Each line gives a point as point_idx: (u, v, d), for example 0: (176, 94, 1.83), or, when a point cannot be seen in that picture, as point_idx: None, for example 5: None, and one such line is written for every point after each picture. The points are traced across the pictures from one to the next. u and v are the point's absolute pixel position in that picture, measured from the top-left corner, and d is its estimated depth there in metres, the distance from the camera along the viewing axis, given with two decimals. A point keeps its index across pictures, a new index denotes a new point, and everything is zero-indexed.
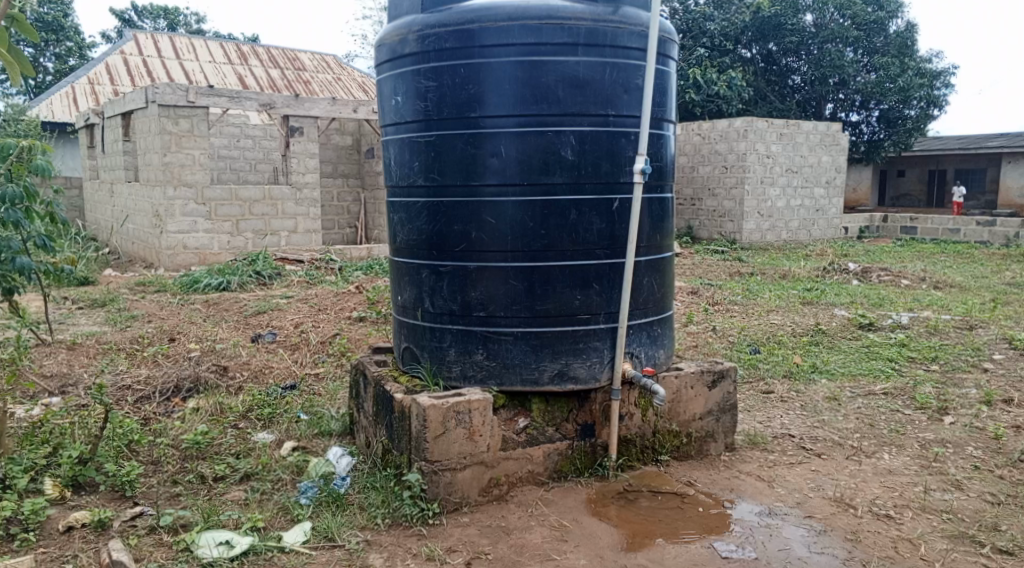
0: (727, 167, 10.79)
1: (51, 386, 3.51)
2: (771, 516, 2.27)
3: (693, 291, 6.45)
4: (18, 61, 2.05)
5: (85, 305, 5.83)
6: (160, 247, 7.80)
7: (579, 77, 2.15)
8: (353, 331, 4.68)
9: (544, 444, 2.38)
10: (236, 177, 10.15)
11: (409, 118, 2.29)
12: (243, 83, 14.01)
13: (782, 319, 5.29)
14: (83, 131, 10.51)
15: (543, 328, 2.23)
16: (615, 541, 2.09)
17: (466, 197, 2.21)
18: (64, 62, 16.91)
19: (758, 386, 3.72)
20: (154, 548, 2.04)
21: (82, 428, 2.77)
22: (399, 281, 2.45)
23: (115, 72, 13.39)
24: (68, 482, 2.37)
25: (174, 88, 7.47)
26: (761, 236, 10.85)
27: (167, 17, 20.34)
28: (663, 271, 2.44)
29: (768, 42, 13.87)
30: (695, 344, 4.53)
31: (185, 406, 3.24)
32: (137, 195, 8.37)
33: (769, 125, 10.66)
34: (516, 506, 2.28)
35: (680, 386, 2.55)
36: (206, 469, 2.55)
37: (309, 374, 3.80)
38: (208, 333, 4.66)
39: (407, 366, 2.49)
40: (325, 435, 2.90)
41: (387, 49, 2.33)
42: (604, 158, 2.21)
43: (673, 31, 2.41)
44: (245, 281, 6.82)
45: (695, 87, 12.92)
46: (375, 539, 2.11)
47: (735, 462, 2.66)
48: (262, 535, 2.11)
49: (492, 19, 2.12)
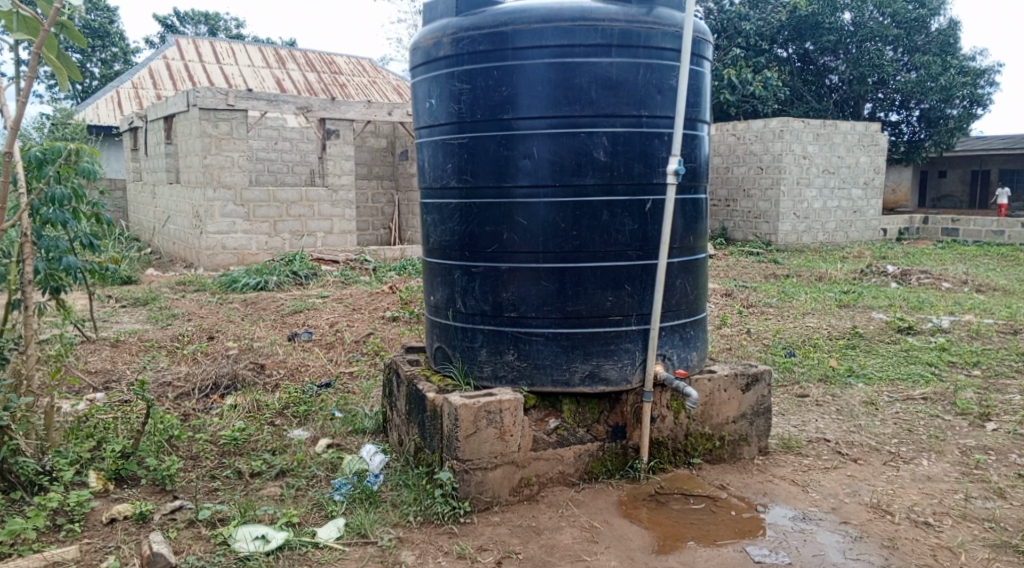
0: (762, 168, 10.66)
1: (95, 382, 3.62)
2: (805, 520, 2.24)
3: (727, 293, 6.39)
4: (67, 67, 2.14)
5: (128, 304, 5.98)
6: (199, 247, 7.97)
7: (611, 78, 2.16)
8: (387, 331, 4.73)
9: (574, 445, 2.38)
10: (273, 179, 10.34)
11: (442, 120, 2.31)
12: (280, 87, 14.25)
13: (818, 321, 5.22)
14: (128, 134, 10.78)
15: (574, 329, 2.24)
16: (645, 544, 2.09)
17: (498, 199, 2.23)
18: (110, 67, 17.37)
19: (793, 389, 3.67)
20: (193, 541, 2.09)
21: (124, 424, 2.85)
22: (432, 281, 2.48)
23: (157, 77, 13.70)
24: (111, 475, 2.44)
25: (214, 91, 7.62)
26: (797, 237, 10.69)
27: (207, 23, 20.79)
28: (696, 272, 2.43)
29: (805, 41, 13.69)
30: (728, 346, 4.49)
31: (223, 403, 3.31)
32: (178, 197, 8.56)
33: (806, 125, 10.50)
34: (547, 506, 2.29)
35: (712, 388, 2.53)
36: (243, 465, 2.60)
37: (344, 373, 3.85)
38: (246, 332, 4.75)
39: (439, 365, 2.51)
40: (358, 432, 2.94)
41: (422, 52, 2.36)
42: (637, 159, 2.21)
43: (707, 32, 2.40)
44: (282, 281, 6.94)
45: (730, 88, 12.81)
46: (407, 536, 2.13)
47: (769, 466, 2.63)
48: (297, 530, 2.15)
49: (526, 21, 2.13)
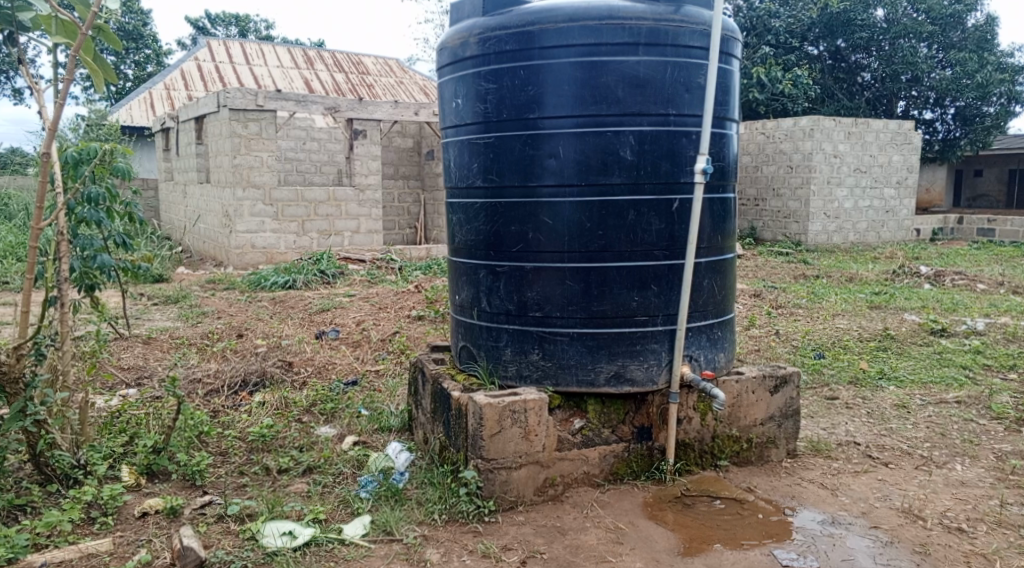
0: (792, 167, 10.53)
1: (128, 378, 3.69)
2: (834, 525, 2.21)
3: (756, 293, 6.31)
4: (103, 69, 2.19)
5: (159, 302, 6.09)
6: (229, 247, 8.08)
7: (638, 77, 2.14)
8: (412, 330, 4.75)
9: (599, 446, 2.37)
10: (302, 179, 10.47)
11: (468, 120, 2.32)
12: (309, 87, 14.39)
13: (849, 323, 5.14)
14: (160, 134, 10.97)
15: (599, 330, 2.23)
16: (671, 545, 2.08)
17: (523, 198, 2.23)
18: (143, 69, 17.71)
19: (822, 392, 3.62)
20: (222, 536, 2.12)
21: (156, 419, 2.89)
22: (457, 281, 2.49)
23: (189, 78, 13.91)
24: (143, 470, 2.48)
25: (244, 93, 7.71)
26: (827, 238, 10.54)
27: (238, 25, 21.09)
28: (724, 272, 2.41)
29: (836, 38, 13.46)
30: (756, 348, 4.44)
31: (252, 400, 3.35)
32: (208, 196, 8.69)
33: (836, 124, 10.34)
34: (572, 506, 2.28)
35: (740, 390, 2.51)
36: (271, 462, 2.63)
37: (370, 371, 3.89)
38: (274, 330, 4.81)
39: (464, 364, 2.51)
40: (384, 430, 2.96)
41: (449, 53, 2.37)
42: (664, 158, 2.19)
43: (736, 30, 2.38)
44: (310, 280, 7.00)
45: (759, 86, 12.67)
46: (432, 534, 2.14)
47: (797, 469, 2.60)
48: (324, 527, 2.17)
49: (552, 20, 2.13)
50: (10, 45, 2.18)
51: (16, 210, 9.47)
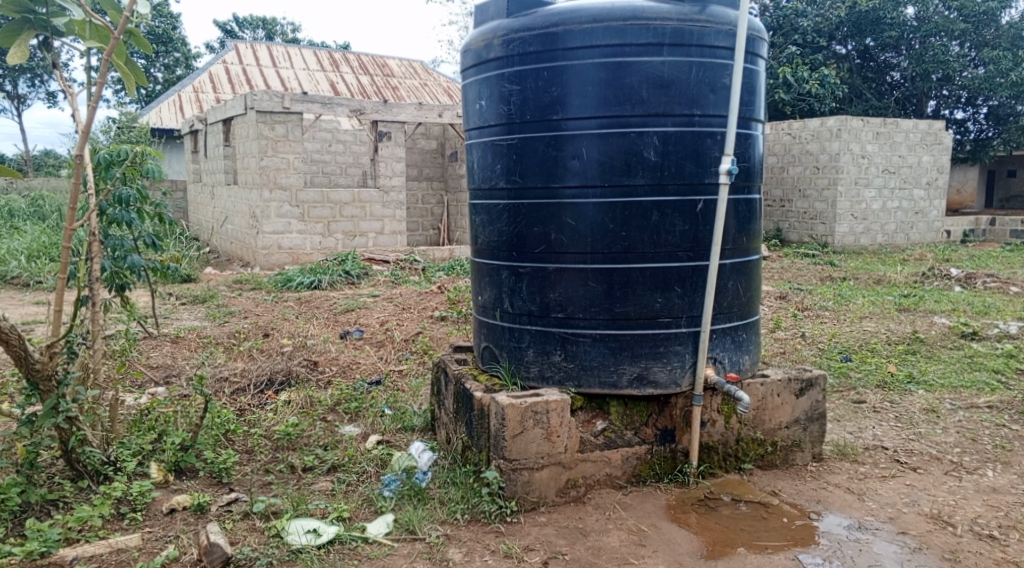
0: (819, 168, 10.40)
1: (156, 376, 3.75)
2: (860, 530, 2.18)
3: (782, 296, 6.25)
4: (134, 73, 2.24)
5: (187, 301, 6.18)
6: (256, 247, 8.17)
7: (663, 77, 2.13)
8: (435, 331, 4.76)
9: (622, 447, 2.37)
10: (327, 180, 10.57)
11: (492, 121, 2.33)
12: (334, 90, 14.52)
13: (876, 326, 5.06)
14: (188, 137, 11.13)
15: (622, 331, 2.22)
16: (694, 548, 2.07)
17: (546, 200, 2.23)
18: (172, 72, 18.04)
19: (849, 395, 3.58)
20: (248, 533, 2.15)
21: (184, 416, 2.93)
22: (480, 281, 2.49)
23: (217, 81, 14.10)
24: (171, 467, 2.52)
25: (270, 95, 7.80)
26: (855, 240, 10.40)
27: (264, 28, 21.31)
28: (750, 274, 2.39)
29: (865, 37, 13.26)
30: (781, 350, 4.39)
31: (278, 399, 3.39)
32: (235, 198, 8.80)
33: (865, 124, 10.18)
34: (594, 508, 2.28)
35: (765, 393, 2.49)
36: (296, 460, 2.66)
37: (394, 371, 3.91)
38: (300, 330, 4.86)
39: (486, 365, 2.52)
40: (407, 430, 2.98)
41: (472, 54, 2.38)
42: (689, 159, 2.18)
43: (762, 29, 2.36)
44: (334, 280, 7.07)
45: (785, 86, 12.56)
46: (454, 533, 2.15)
47: (823, 473, 2.57)
48: (347, 525, 2.19)
49: (576, 22, 2.13)
50: (43, 50, 2.22)
51: (50, 211, 9.67)
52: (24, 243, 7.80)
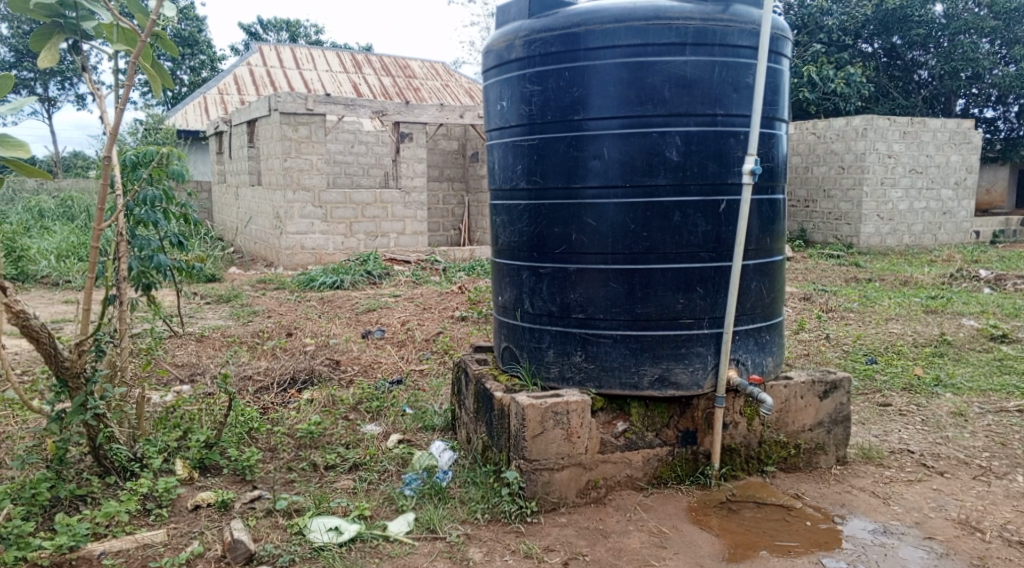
0: (844, 168, 10.27)
1: (181, 374, 3.81)
2: (886, 534, 2.15)
3: (806, 297, 6.18)
4: (160, 75, 2.27)
5: (212, 301, 6.25)
6: (280, 247, 8.25)
7: (685, 77, 2.12)
8: (456, 331, 4.78)
9: (643, 449, 2.36)
10: (350, 181, 10.64)
11: (513, 122, 2.33)
12: (357, 91, 14.62)
13: (903, 328, 4.99)
14: (214, 138, 11.26)
15: (644, 332, 2.21)
16: (715, 551, 2.05)
17: (567, 200, 2.23)
18: (198, 74, 18.29)
19: (875, 398, 3.53)
20: (271, 530, 2.17)
21: (208, 415, 2.97)
22: (500, 282, 2.50)
23: (241, 83, 14.25)
24: (196, 464, 2.55)
25: (294, 96, 7.87)
26: (880, 240, 10.26)
27: (288, 30, 21.52)
28: (773, 276, 2.37)
29: (892, 35, 13.08)
30: (805, 352, 4.34)
31: (301, 397, 3.42)
32: (260, 199, 8.89)
33: (891, 123, 10.04)
34: (615, 510, 2.27)
35: (788, 395, 2.46)
36: (318, 458, 2.68)
37: (414, 370, 3.92)
38: (323, 329, 4.90)
39: (506, 365, 2.52)
40: (428, 429, 2.99)
41: (494, 55, 2.38)
42: (711, 159, 2.17)
43: (786, 29, 2.34)
44: (357, 280, 7.12)
45: (810, 85, 12.43)
46: (474, 533, 2.15)
47: (847, 477, 2.53)
48: (369, 523, 2.20)
49: (598, 22, 2.12)
50: (74, 53, 2.26)
51: (78, 211, 9.84)
52: (54, 244, 7.94)
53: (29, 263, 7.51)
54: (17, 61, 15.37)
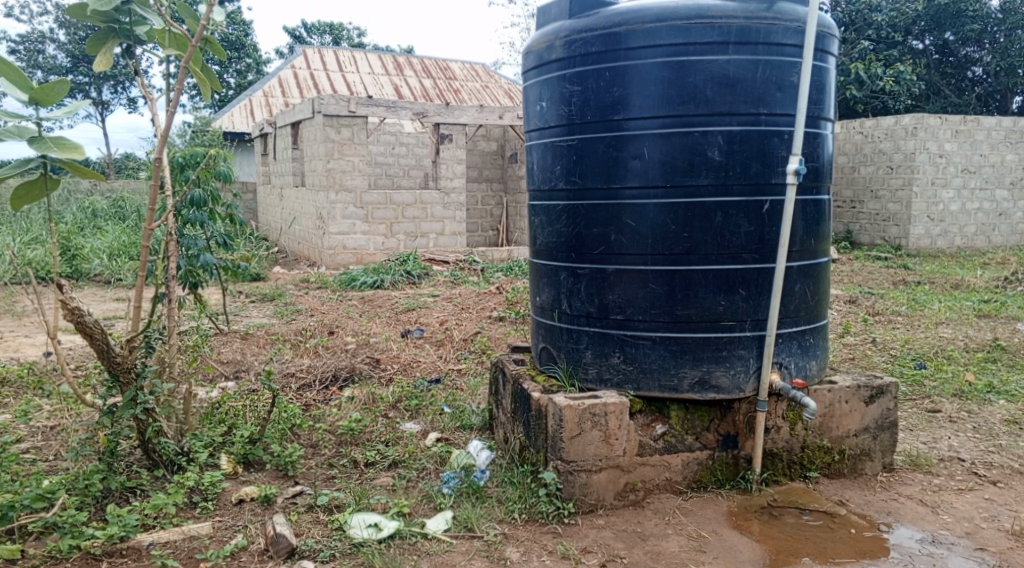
0: (892, 167, 10.02)
1: (227, 371, 3.90)
2: (934, 544, 2.09)
3: (851, 300, 6.05)
4: (208, 79, 2.33)
5: (257, 299, 6.39)
6: (322, 247, 8.37)
7: (728, 76, 2.10)
8: (494, 331, 4.79)
9: (682, 453, 2.33)
10: (391, 182, 10.75)
11: (553, 122, 2.33)
12: (398, 92, 14.77)
13: (953, 332, 4.85)
14: (259, 139, 11.48)
15: (683, 334, 2.19)
16: (756, 556, 2.02)
17: (605, 201, 2.22)
18: (244, 78, 18.71)
19: (923, 404, 3.43)
20: (312, 525, 2.20)
21: (252, 411, 3.04)
22: (538, 282, 2.50)
23: (285, 85, 14.50)
24: (240, 458, 2.62)
25: (337, 99, 7.98)
26: (930, 242, 9.97)
27: (331, 33, 21.83)
28: (818, 277, 2.32)
29: (944, 31, 12.69)
30: (850, 356, 4.25)
31: (341, 395, 3.47)
32: (303, 199, 9.04)
33: (943, 122, 9.76)
34: (653, 513, 2.25)
35: (833, 400, 2.41)
36: (358, 455, 2.72)
37: (452, 370, 3.95)
38: (364, 328, 4.96)
39: (544, 366, 2.52)
40: (466, 428, 3.00)
41: (534, 56, 2.38)
42: (755, 158, 2.14)
43: (833, 26, 2.29)
44: (397, 280, 7.19)
45: (857, 83, 12.16)
46: (512, 533, 2.16)
47: (894, 484, 2.47)
48: (407, 520, 2.22)
49: (639, 21, 2.11)
50: (127, 57, 2.31)
51: (130, 211, 10.14)
52: (106, 243, 8.18)
53: (83, 261, 7.76)
54: (73, 66, 15.89)
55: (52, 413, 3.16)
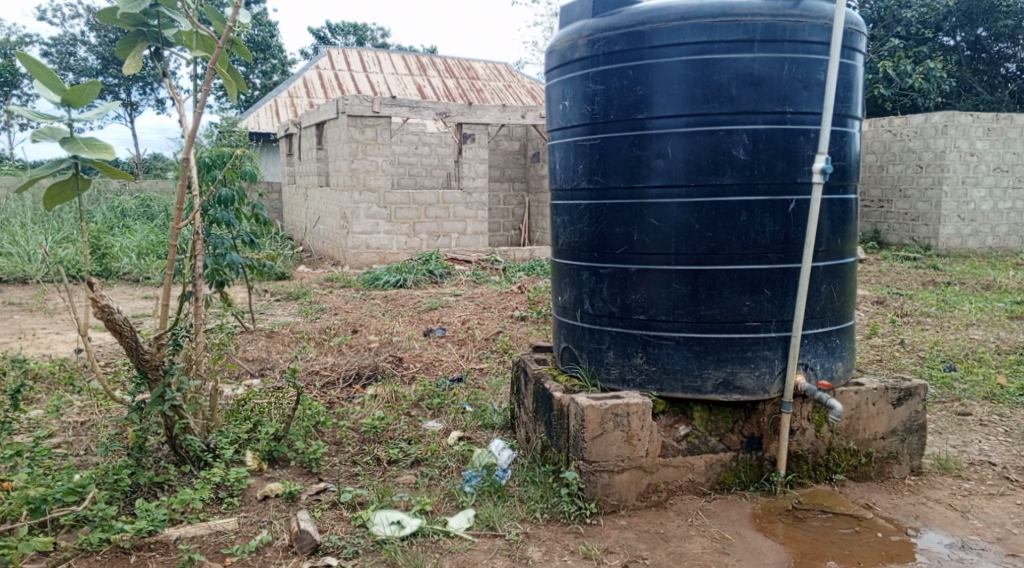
0: (922, 167, 9.86)
1: (252, 369, 3.94)
2: (964, 549, 2.06)
3: (879, 301, 5.96)
4: (235, 80, 2.37)
5: (282, 298, 6.46)
6: (346, 247, 8.43)
7: (753, 74, 2.08)
8: (515, 330, 4.79)
9: (705, 454, 2.32)
10: (414, 182, 10.80)
11: (575, 121, 2.32)
12: (421, 92, 14.83)
13: (984, 334, 4.75)
14: (284, 140, 11.59)
15: (707, 334, 2.17)
16: (781, 559, 2.00)
17: (628, 200, 2.21)
18: (269, 78, 18.92)
19: (953, 407, 3.37)
20: (335, 522, 2.22)
21: (277, 408, 3.07)
22: (560, 282, 2.49)
23: (310, 86, 14.62)
24: (265, 455, 2.64)
25: (361, 99, 8.03)
26: (961, 242, 9.79)
27: (355, 33, 21.98)
28: (845, 278, 2.29)
29: (976, 27, 12.44)
30: (877, 358, 4.18)
31: (365, 393, 3.50)
32: (327, 199, 9.11)
33: (974, 119, 9.58)
34: (676, 514, 2.24)
35: (860, 402, 2.38)
36: (382, 452, 2.74)
37: (474, 369, 3.96)
38: (387, 327, 4.99)
39: (566, 365, 2.52)
40: (487, 427, 3.01)
41: (558, 55, 2.38)
42: (780, 158, 2.12)
43: (861, 23, 2.26)
44: (419, 280, 7.22)
45: (885, 81, 12.00)
46: (534, 532, 2.16)
47: (922, 488, 2.43)
48: (430, 518, 2.23)
49: (664, 20, 2.10)
50: (155, 60, 2.35)
51: (158, 211, 10.29)
52: (134, 242, 8.31)
53: (112, 260, 7.88)
54: (103, 68, 16.18)
55: (82, 408, 3.22)
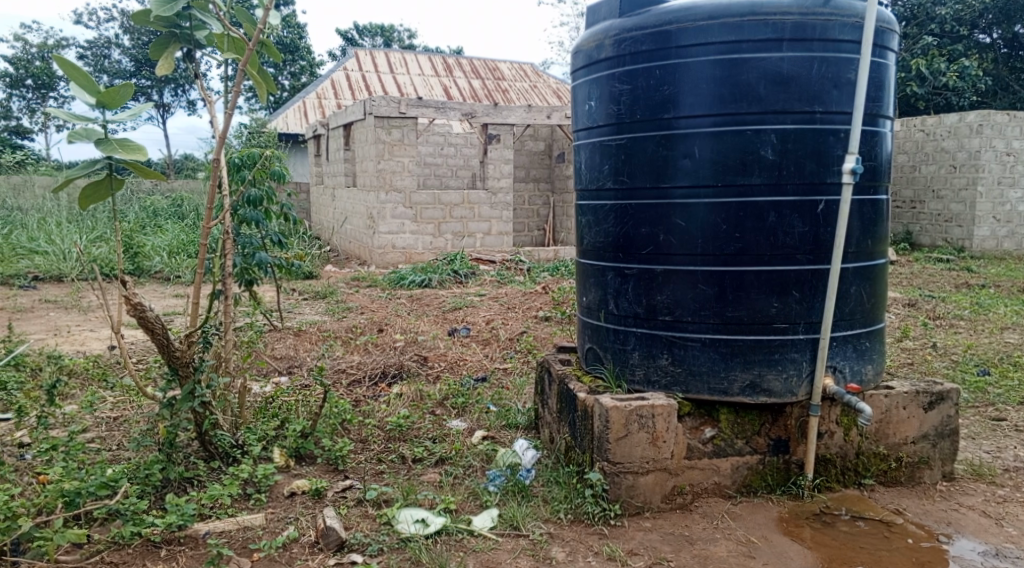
0: (956, 167, 9.67)
1: (280, 367, 3.99)
2: (998, 557, 2.02)
3: (910, 303, 5.85)
4: (264, 81, 2.39)
5: (309, 296, 6.53)
6: (372, 247, 8.49)
7: (782, 73, 2.06)
8: (540, 331, 4.79)
9: (732, 457, 2.30)
10: (439, 182, 10.85)
11: (601, 121, 2.32)
12: (447, 93, 14.89)
13: (1019, 338, 4.65)
14: (312, 140, 11.71)
15: (734, 336, 2.16)
16: (808, 563, 1.98)
17: (655, 200, 2.20)
18: (298, 79, 19.13)
19: (987, 412, 3.30)
20: (361, 519, 2.24)
21: (304, 406, 3.10)
22: (585, 282, 2.49)
23: (338, 87, 14.74)
24: (292, 452, 2.67)
25: (388, 100, 8.07)
26: (996, 243, 9.59)
27: (383, 35, 22.13)
28: (875, 280, 2.26)
29: (1014, 24, 12.16)
30: (909, 361, 4.11)
31: (390, 391, 3.52)
32: (354, 199, 9.18)
33: (1011, 119, 9.37)
34: (701, 516, 2.23)
35: (889, 406, 2.35)
36: (406, 451, 2.75)
37: (499, 369, 3.97)
38: (412, 326, 5.02)
39: (590, 366, 2.51)
40: (511, 427, 3.01)
41: (584, 55, 2.37)
42: (810, 158, 2.09)
43: (893, 21, 2.22)
44: (444, 279, 7.25)
45: (919, 80, 11.77)
46: (557, 532, 2.16)
47: (953, 494, 2.39)
48: (454, 517, 2.24)
49: (691, 19, 2.09)
50: (187, 61, 2.38)
51: (188, 210, 10.45)
52: (166, 241, 8.46)
53: (144, 259, 8.03)
54: (136, 70, 16.48)
55: (114, 404, 3.28)
